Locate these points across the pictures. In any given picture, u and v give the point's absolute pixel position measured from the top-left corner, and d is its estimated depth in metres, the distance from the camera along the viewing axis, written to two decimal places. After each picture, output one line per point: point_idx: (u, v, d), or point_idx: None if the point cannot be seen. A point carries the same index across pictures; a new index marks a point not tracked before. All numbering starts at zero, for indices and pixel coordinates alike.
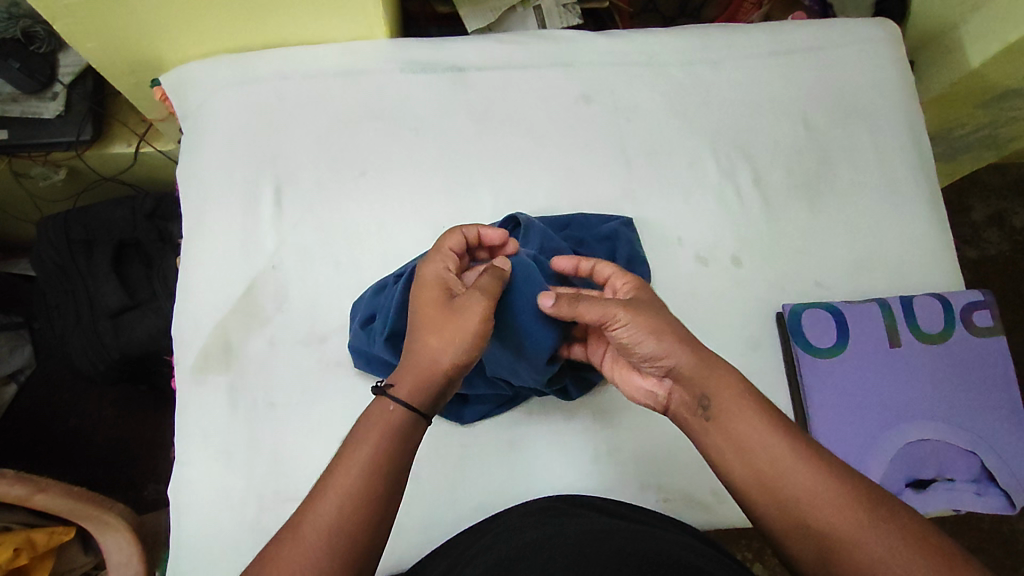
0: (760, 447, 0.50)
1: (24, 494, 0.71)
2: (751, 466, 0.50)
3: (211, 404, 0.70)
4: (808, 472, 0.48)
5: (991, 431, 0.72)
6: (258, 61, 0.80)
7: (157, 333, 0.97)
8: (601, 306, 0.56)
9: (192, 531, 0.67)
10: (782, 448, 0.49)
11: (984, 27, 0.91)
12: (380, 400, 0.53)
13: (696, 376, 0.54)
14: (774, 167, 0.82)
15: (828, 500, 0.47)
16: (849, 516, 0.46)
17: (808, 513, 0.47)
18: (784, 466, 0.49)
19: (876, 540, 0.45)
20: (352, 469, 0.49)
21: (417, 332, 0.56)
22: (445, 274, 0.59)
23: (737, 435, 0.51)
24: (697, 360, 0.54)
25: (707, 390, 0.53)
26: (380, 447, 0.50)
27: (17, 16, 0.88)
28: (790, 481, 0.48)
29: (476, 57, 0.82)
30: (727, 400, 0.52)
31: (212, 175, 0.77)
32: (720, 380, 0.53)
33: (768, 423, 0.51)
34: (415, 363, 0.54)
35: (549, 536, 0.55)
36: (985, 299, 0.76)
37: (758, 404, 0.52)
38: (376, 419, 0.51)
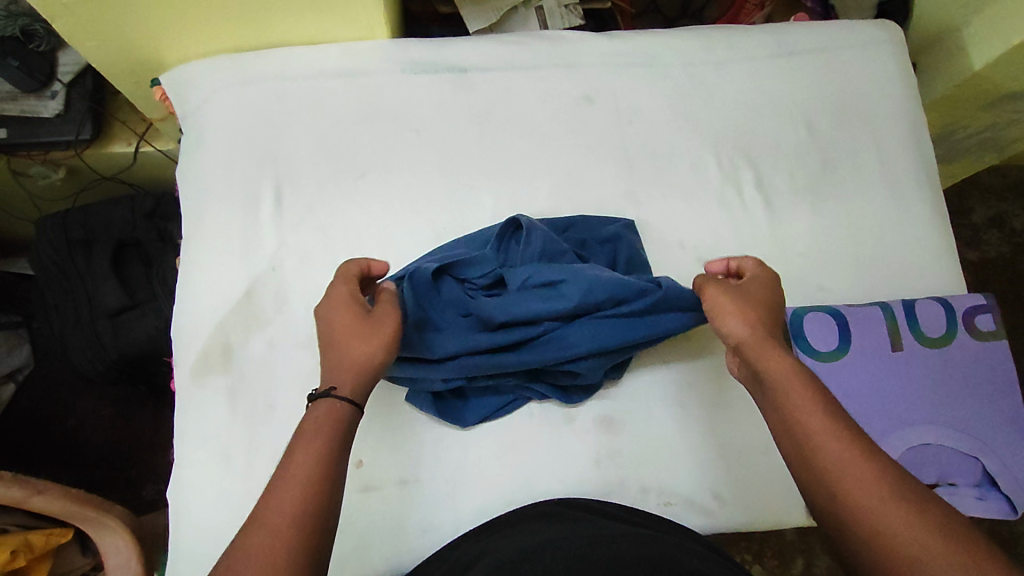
0: (809, 421, 0.51)
1: (22, 496, 0.70)
2: (800, 439, 0.51)
3: (210, 406, 0.70)
4: (849, 450, 0.49)
5: (993, 435, 0.72)
6: (258, 61, 0.79)
7: (156, 333, 0.97)
8: (706, 288, 0.61)
9: (191, 533, 0.66)
10: (829, 425, 0.51)
11: (987, 29, 0.91)
12: (325, 400, 0.53)
13: (760, 353, 0.56)
14: (776, 169, 0.82)
15: (865, 479, 0.47)
16: (883, 496, 0.46)
17: (846, 489, 0.48)
18: (827, 441, 0.50)
19: (907, 525, 0.45)
20: (304, 459, 0.49)
21: (341, 341, 0.57)
22: (352, 291, 0.60)
23: (789, 410, 0.53)
24: (759, 347, 0.57)
25: (765, 368, 0.56)
26: (327, 437, 0.51)
27: (16, 14, 0.86)
28: (831, 456, 0.49)
29: (478, 57, 0.82)
30: (784, 382, 0.54)
31: (212, 176, 0.76)
32: (779, 364, 0.55)
33: (818, 403, 0.52)
34: (346, 366, 0.55)
35: (549, 541, 0.54)
36: (987, 303, 0.76)
37: (812, 386, 0.54)
38: (325, 414, 0.52)
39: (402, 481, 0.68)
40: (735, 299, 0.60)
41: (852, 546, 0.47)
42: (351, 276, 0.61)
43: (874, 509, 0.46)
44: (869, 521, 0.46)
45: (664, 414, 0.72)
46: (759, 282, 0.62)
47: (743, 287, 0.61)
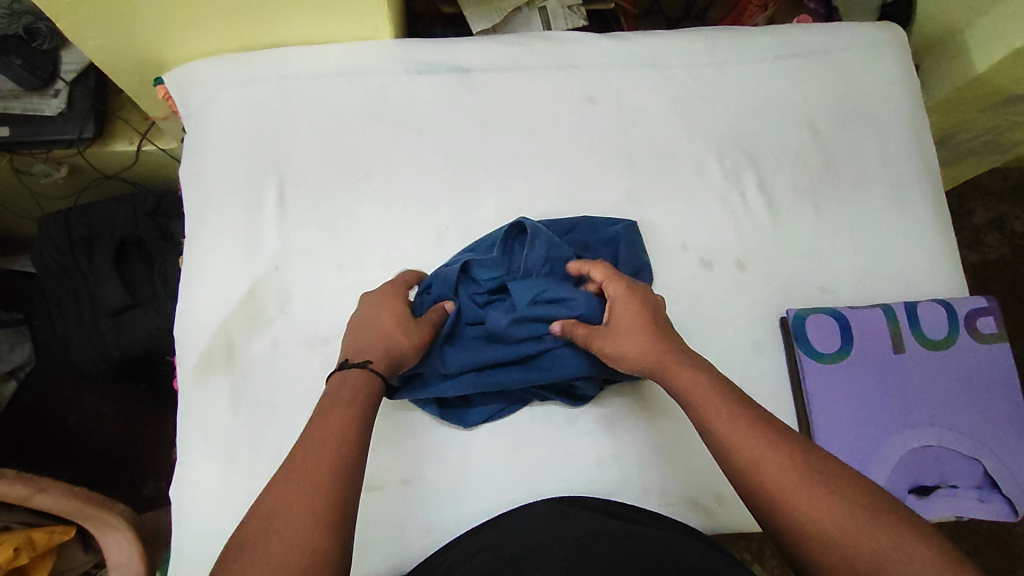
0: (722, 427, 0.52)
1: (24, 494, 0.70)
2: (718, 449, 0.52)
3: (213, 405, 0.70)
4: (763, 448, 0.51)
5: (993, 437, 0.72)
6: (262, 61, 0.79)
7: (158, 331, 0.97)
8: (579, 328, 0.64)
9: (193, 532, 0.67)
10: (739, 427, 0.52)
11: (990, 32, 0.91)
12: (355, 370, 0.56)
13: (660, 364, 0.58)
14: (778, 171, 0.82)
15: (783, 474, 0.49)
16: (803, 488, 0.48)
17: (769, 488, 0.49)
18: (741, 443, 0.51)
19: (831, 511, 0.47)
20: (337, 422, 0.51)
21: (384, 324, 0.62)
22: (406, 292, 0.67)
23: (703, 419, 0.54)
24: (658, 359, 0.58)
25: (674, 385, 0.57)
26: (355, 403, 0.53)
27: (18, 13, 0.86)
28: (750, 457, 0.50)
29: (481, 58, 0.82)
30: (698, 394, 0.55)
31: (216, 175, 0.76)
32: (688, 375, 0.56)
33: (724, 405, 0.54)
34: (381, 346, 0.60)
35: (552, 537, 0.54)
36: (989, 305, 0.76)
37: (717, 389, 0.55)
38: (352, 385, 0.55)
39: (404, 481, 0.68)
40: (614, 339, 0.60)
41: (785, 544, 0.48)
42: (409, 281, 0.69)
43: (797, 502, 0.48)
44: (794, 515, 0.48)
45: (665, 415, 0.72)
46: (624, 304, 0.62)
47: (614, 318, 0.62)
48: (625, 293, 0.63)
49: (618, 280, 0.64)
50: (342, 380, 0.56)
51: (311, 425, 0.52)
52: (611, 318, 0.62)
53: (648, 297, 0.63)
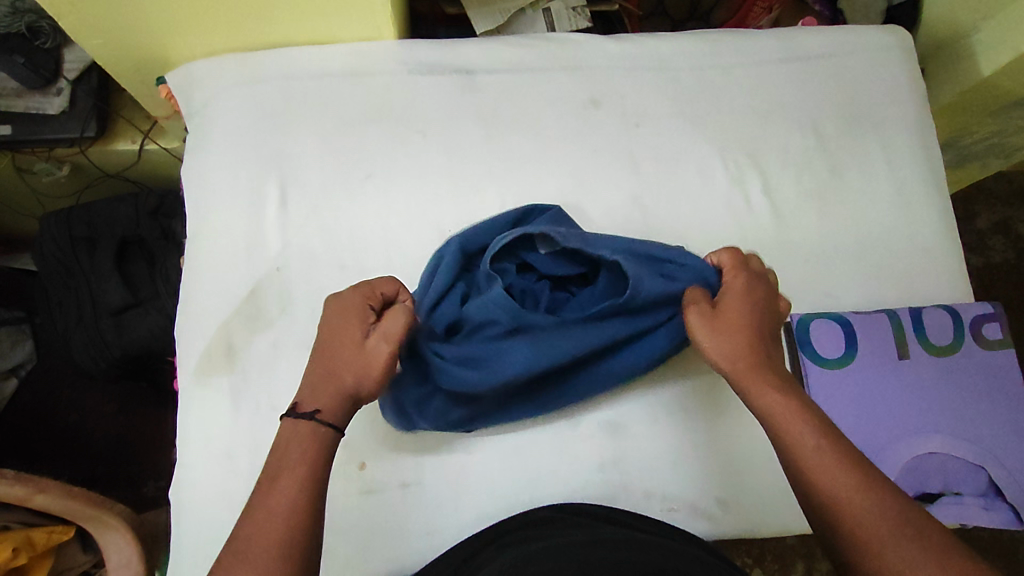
0: (800, 449, 0.53)
1: (24, 494, 0.70)
2: (796, 475, 0.52)
3: (214, 406, 0.70)
4: (845, 479, 0.50)
5: (998, 444, 0.71)
6: (265, 60, 0.79)
7: (160, 331, 0.96)
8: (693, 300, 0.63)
9: (192, 534, 0.66)
10: (818, 456, 0.52)
11: (996, 36, 0.90)
12: (302, 421, 0.54)
13: (745, 383, 0.57)
14: (783, 174, 0.81)
15: (862, 509, 0.49)
16: (881, 527, 0.48)
17: (843, 519, 0.49)
18: (819, 472, 0.51)
19: (906, 555, 0.46)
20: (282, 496, 0.49)
21: (337, 364, 0.57)
22: (368, 311, 0.59)
23: (781, 438, 0.54)
24: (746, 378, 0.57)
25: (760, 404, 0.56)
26: (309, 473, 0.51)
27: (21, 10, 0.86)
28: (826, 486, 0.50)
29: (485, 59, 0.81)
30: (780, 417, 0.55)
31: (218, 175, 0.76)
32: (772, 397, 0.56)
33: (809, 430, 0.53)
34: (325, 390, 0.56)
35: (549, 544, 0.54)
36: (994, 311, 0.75)
37: (803, 411, 0.54)
38: (304, 447, 0.52)
39: (404, 484, 0.68)
40: (711, 328, 0.61)
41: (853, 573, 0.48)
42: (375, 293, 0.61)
43: (870, 537, 0.48)
44: (865, 549, 0.48)
45: (667, 420, 0.72)
46: (740, 299, 0.62)
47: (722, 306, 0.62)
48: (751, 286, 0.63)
49: (739, 273, 0.64)
50: (295, 435, 0.53)
51: (258, 497, 0.49)
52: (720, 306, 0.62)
53: (766, 293, 0.63)
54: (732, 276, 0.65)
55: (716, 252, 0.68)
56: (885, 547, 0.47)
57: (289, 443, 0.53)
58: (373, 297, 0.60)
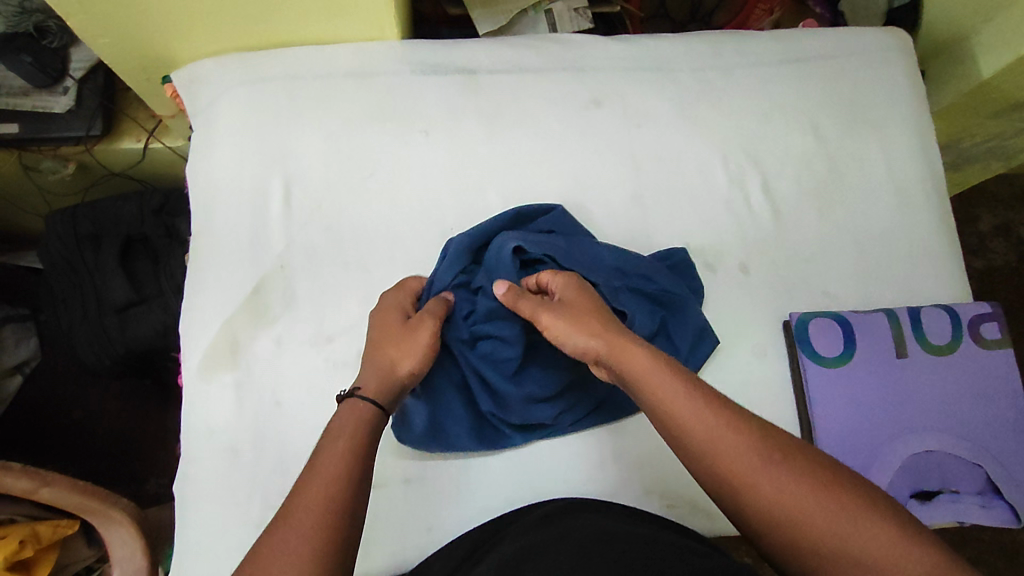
0: (696, 427, 0.51)
1: (29, 487, 0.72)
2: (693, 456, 0.51)
3: (218, 402, 0.70)
4: (733, 441, 0.50)
5: (996, 443, 0.72)
6: (270, 60, 0.80)
7: (162, 329, 0.98)
8: (537, 318, 0.60)
9: (196, 528, 0.67)
10: (713, 423, 0.50)
11: (996, 38, 0.91)
12: (347, 400, 0.57)
13: (613, 347, 0.57)
14: (783, 175, 0.82)
15: (763, 473, 0.48)
16: (783, 485, 0.48)
17: (749, 486, 0.48)
18: (719, 439, 0.50)
19: (812, 508, 0.46)
20: (329, 460, 0.51)
21: (379, 343, 0.61)
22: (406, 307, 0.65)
23: (674, 420, 0.52)
24: (610, 344, 0.57)
25: (627, 367, 0.55)
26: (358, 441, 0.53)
27: (30, 10, 0.88)
28: (722, 460, 0.49)
29: (488, 60, 0.82)
30: (656, 384, 0.53)
31: (223, 173, 0.77)
32: (635, 357, 0.55)
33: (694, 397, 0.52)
34: (374, 370, 0.59)
35: (553, 538, 0.55)
36: (992, 311, 0.76)
37: (675, 376, 0.54)
38: (352, 421, 0.55)
39: (406, 480, 0.69)
40: (564, 319, 0.59)
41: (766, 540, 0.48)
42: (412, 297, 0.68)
43: (776, 498, 0.47)
44: (760, 503, 0.48)
45: None
46: (574, 292, 0.62)
47: (565, 303, 0.61)
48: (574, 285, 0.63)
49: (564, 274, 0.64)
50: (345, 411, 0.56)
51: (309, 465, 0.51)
52: (560, 301, 0.62)
53: (585, 285, 0.64)
54: (555, 280, 0.63)
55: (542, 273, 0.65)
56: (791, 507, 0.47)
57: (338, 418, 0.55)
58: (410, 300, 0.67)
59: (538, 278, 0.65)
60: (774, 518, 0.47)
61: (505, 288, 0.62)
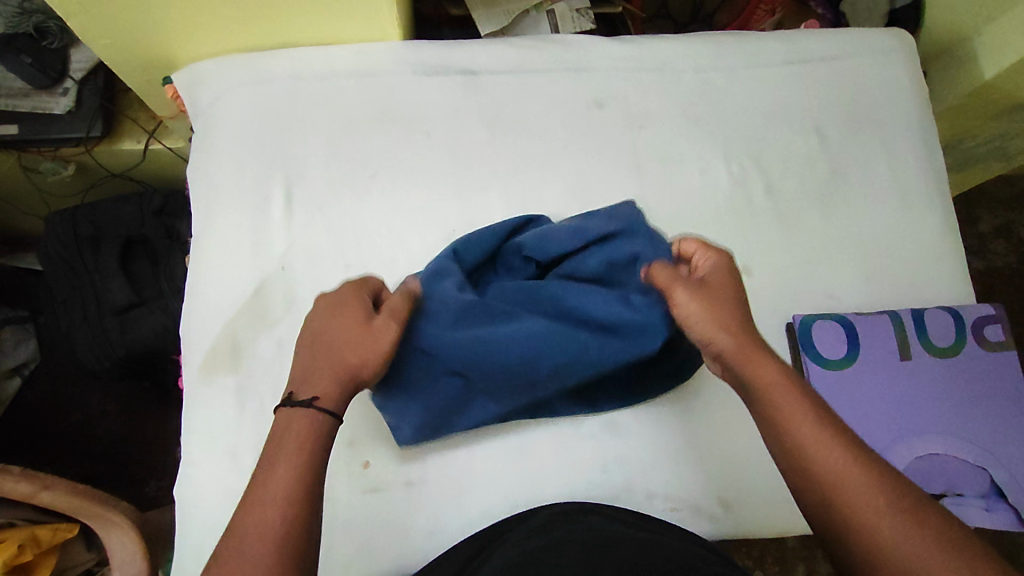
0: (801, 426, 0.52)
1: (28, 491, 0.71)
2: (790, 455, 0.52)
3: (219, 404, 0.70)
4: (840, 455, 0.50)
5: (1000, 445, 0.72)
6: (271, 61, 0.79)
7: (163, 330, 0.97)
8: (672, 289, 0.61)
9: (196, 531, 0.67)
10: (822, 430, 0.51)
11: (998, 40, 0.91)
12: (295, 407, 0.54)
13: (741, 351, 0.57)
14: (786, 176, 0.82)
15: (860, 484, 0.48)
16: (881, 501, 0.47)
17: (840, 488, 0.49)
18: (821, 447, 0.50)
19: (902, 527, 0.46)
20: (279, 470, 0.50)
21: (327, 347, 0.57)
22: (358, 297, 0.60)
23: (780, 414, 0.53)
24: (738, 347, 0.57)
25: (749, 373, 0.56)
26: (305, 447, 0.52)
27: (29, 11, 0.88)
28: (824, 464, 0.50)
29: (490, 61, 0.82)
30: (767, 384, 0.55)
31: (223, 174, 0.77)
32: (759, 363, 0.56)
33: (805, 406, 0.53)
34: (331, 373, 0.56)
35: (552, 543, 0.54)
36: (995, 313, 0.76)
37: (798, 390, 0.54)
38: (300, 428, 0.53)
39: (408, 483, 0.68)
40: (702, 299, 0.60)
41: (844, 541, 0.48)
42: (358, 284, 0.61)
43: (868, 504, 0.47)
44: (851, 515, 0.47)
45: (670, 420, 0.72)
46: (719, 277, 0.62)
47: (701, 283, 0.61)
48: (723, 265, 0.62)
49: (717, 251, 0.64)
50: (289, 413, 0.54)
51: (258, 477, 0.50)
52: (703, 279, 0.61)
53: (735, 269, 0.63)
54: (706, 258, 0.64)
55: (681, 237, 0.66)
56: (881, 518, 0.47)
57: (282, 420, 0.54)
58: (357, 285, 0.61)
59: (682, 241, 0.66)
60: (859, 520, 0.47)
61: (661, 269, 0.63)
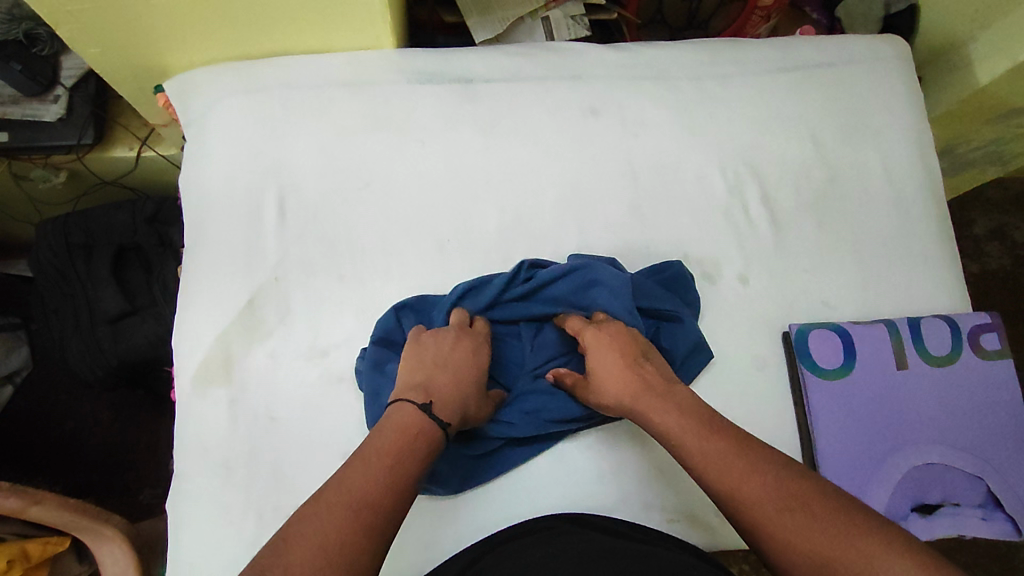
0: (695, 450, 0.56)
1: (20, 506, 0.69)
2: (712, 492, 0.54)
3: (211, 417, 0.69)
4: (749, 480, 0.52)
5: (996, 454, 0.72)
6: (263, 70, 0.79)
7: (156, 339, 0.96)
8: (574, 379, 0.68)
9: (189, 546, 0.66)
10: (714, 446, 0.56)
11: (993, 45, 0.91)
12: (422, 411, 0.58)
13: (639, 403, 0.62)
14: (781, 184, 0.81)
15: (748, 485, 0.52)
16: (766, 498, 0.51)
17: (732, 495, 0.52)
18: (711, 464, 0.55)
19: (786, 521, 0.49)
20: (361, 485, 0.51)
21: (461, 380, 0.64)
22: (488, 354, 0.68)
23: (690, 456, 0.56)
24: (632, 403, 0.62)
25: (653, 424, 0.60)
26: (405, 454, 0.54)
27: (19, 18, 0.86)
28: (738, 493, 0.52)
29: (484, 69, 0.81)
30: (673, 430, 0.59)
31: (215, 184, 0.76)
32: (654, 411, 0.61)
33: (700, 432, 0.57)
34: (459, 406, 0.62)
35: (549, 555, 0.54)
36: (992, 322, 0.75)
37: (696, 421, 0.59)
38: (407, 430, 0.56)
39: None
40: (593, 384, 0.65)
41: (747, 539, 0.52)
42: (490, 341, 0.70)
43: (757, 507, 0.51)
44: (767, 534, 0.50)
45: None
46: (595, 353, 0.66)
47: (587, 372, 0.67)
48: (596, 333, 0.67)
49: (587, 328, 0.68)
50: (393, 424, 0.57)
51: (354, 462, 0.53)
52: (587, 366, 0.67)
53: (615, 335, 0.67)
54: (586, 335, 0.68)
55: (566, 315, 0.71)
56: (771, 518, 0.50)
57: (382, 432, 0.56)
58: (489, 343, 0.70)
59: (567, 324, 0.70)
60: (754, 526, 0.50)
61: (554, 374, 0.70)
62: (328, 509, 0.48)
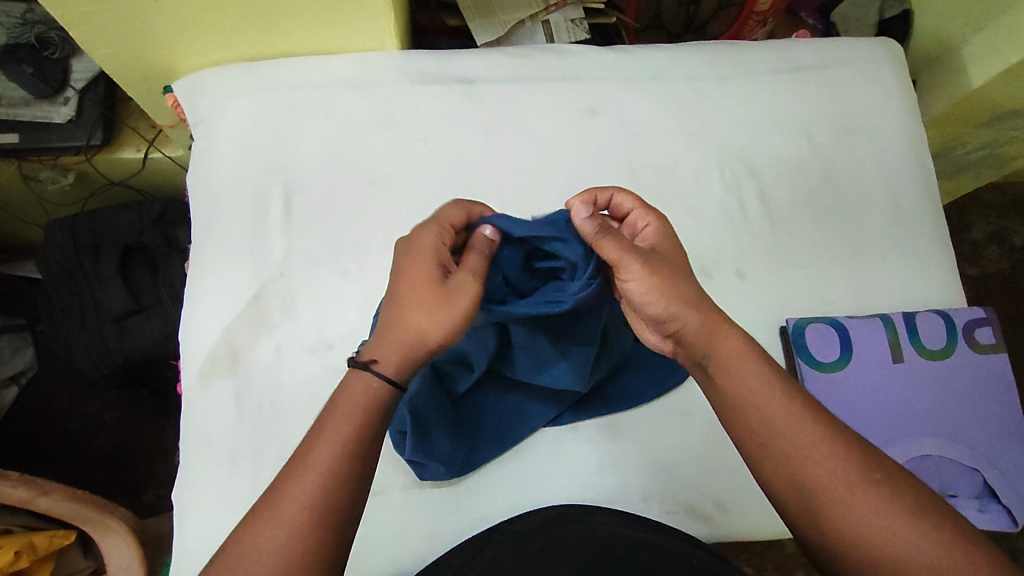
0: (768, 406, 0.52)
1: (28, 496, 0.72)
2: (785, 457, 0.50)
3: (217, 409, 0.70)
4: (831, 452, 0.50)
5: (993, 448, 0.72)
6: (268, 71, 0.80)
7: (161, 338, 0.98)
8: (624, 258, 0.54)
9: (194, 535, 0.67)
10: (786, 404, 0.52)
11: (985, 48, 0.92)
12: (363, 376, 0.51)
13: (705, 330, 0.55)
14: (777, 182, 0.83)
15: (827, 454, 0.50)
16: (846, 471, 0.49)
17: (803, 461, 0.50)
18: (786, 427, 0.51)
19: (866, 496, 0.48)
20: (295, 510, 0.46)
21: (404, 301, 0.52)
22: (440, 244, 0.54)
23: (755, 408, 0.52)
24: (702, 323, 0.54)
25: (721, 354, 0.54)
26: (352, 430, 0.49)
27: (31, 22, 0.92)
28: (817, 465, 0.49)
29: (486, 69, 0.83)
30: (742, 369, 0.54)
31: (223, 182, 0.77)
32: (726, 338, 0.55)
33: (775, 383, 0.53)
34: (398, 338, 0.52)
35: (550, 545, 0.55)
36: (987, 316, 0.76)
37: (766, 365, 0.54)
38: (357, 392, 0.51)
39: (405, 487, 0.69)
40: (661, 272, 0.54)
41: (799, 509, 0.50)
42: (449, 224, 0.56)
43: (836, 482, 0.49)
44: (835, 508, 0.48)
45: (667, 423, 0.72)
46: (664, 240, 0.58)
47: (652, 252, 0.56)
48: (663, 229, 0.58)
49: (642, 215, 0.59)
50: (334, 409, 0.50)
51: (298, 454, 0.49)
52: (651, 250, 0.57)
53: (676, 234, 0.59)
54: (643, 218, 0.59)
55: (611, 190, 0.60)
56: (848, 494, 0.48)
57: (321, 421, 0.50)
58: (446, 226, 0.55)
59: (613, 197, 0.59)
60: (824, 498, 0.49)
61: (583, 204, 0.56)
62: (262, 543, 0.45)
